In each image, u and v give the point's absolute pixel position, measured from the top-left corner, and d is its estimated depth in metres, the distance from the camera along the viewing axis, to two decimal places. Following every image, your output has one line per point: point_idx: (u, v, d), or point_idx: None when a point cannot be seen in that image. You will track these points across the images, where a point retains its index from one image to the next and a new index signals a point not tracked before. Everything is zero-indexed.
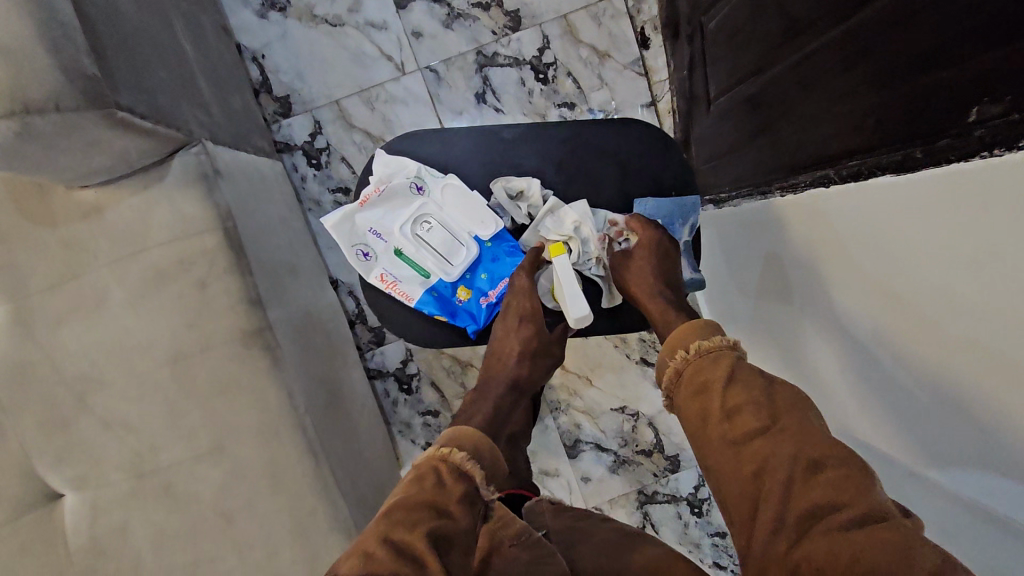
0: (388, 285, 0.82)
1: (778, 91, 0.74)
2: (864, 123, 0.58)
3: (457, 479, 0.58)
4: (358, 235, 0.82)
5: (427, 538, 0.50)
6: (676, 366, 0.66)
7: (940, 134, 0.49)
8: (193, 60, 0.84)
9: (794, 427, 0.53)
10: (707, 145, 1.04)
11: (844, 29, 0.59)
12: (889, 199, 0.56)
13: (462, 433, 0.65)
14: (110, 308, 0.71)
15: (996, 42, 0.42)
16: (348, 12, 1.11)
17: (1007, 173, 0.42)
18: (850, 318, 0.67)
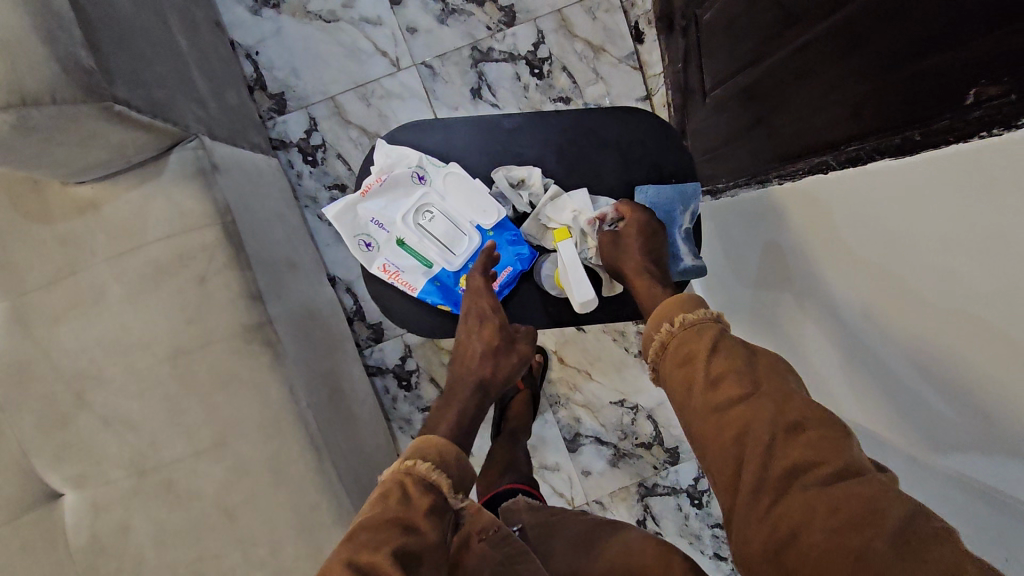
0: (391, 275, 0.82)
1: (773, 81, 0.75)
2: (861, 109, 0.59)
3: (424, 491, 0.55)
4: (360, 226, 0.82)
5: (393, 557, 0.47)
6: (660, 338, 0.65)
7: (938, 117, 0.50)
8: (188, 56, 0.84)
9: (775, 391, 0.53)
10: (703, 137, 1.04)
11: (837, 18, 0.59)
12: (887, 183, 0.56)
13: (426, 443, 0.62)
14: (108, 305, 0.71)
15: (992, 23, 0.43)
16: (343, 8, 1.11)
17: (1005, 150, 0.42)
18: (847, 304, 0.67)
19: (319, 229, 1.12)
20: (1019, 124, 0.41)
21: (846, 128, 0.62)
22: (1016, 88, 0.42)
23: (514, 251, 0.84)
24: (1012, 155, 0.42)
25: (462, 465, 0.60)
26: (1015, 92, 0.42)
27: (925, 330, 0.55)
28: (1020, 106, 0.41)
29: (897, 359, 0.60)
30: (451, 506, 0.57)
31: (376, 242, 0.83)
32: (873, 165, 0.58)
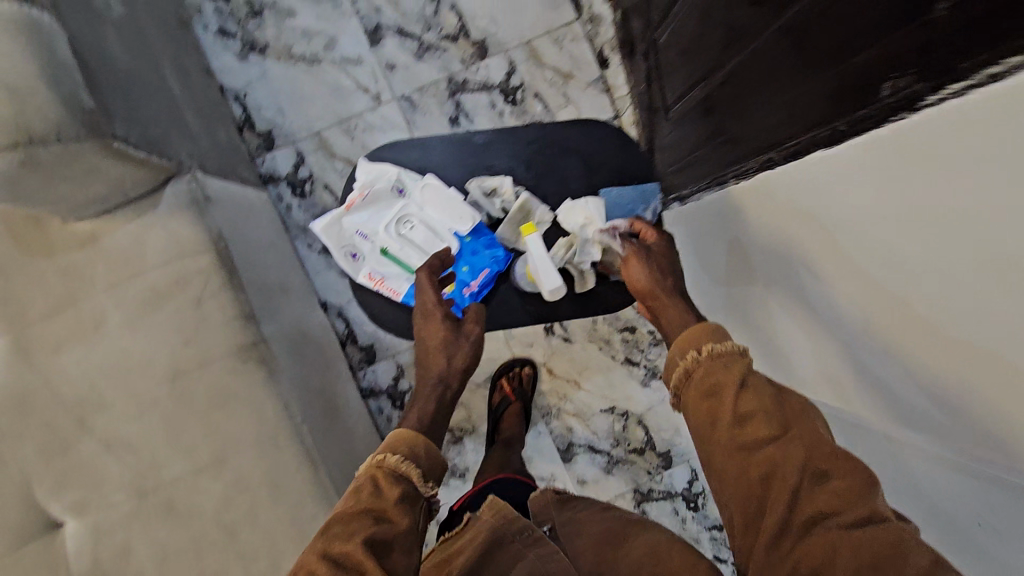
0: (377, 282, 1.09)
1: (724, 90, 0.82)
2: (794, 108, 0.65)
3: (394, 483, 0.58)
4: (347, 239, 1.06)
5: (365, 545, 0.50)
6: (686, 365, 0.68)
7: (854, 110, 0.56)
8: (180, 98, 0.90)
9: (804, 434, 0.55)
10: (669, 149, 1.11)
11: (765, 30, 0.66)
12: (829, 172, 0.62)
13: (399, 436, 0.64)
14: (108, 333, 0.75)
15: (879, 30, 0.49)
16: (325, 50, 1.18)
17: (913, 131, 0.49)
18: (808, 289, 0.72)
19: (309, 258, 1.17)
20: (916, 108, 0.48)
21: (790, 127, 0.67)
22: (919, 77, 0.47)
23: (489, 254, 1.06)
24: (925, 137, 0.47)
25: (431, 454, 0.63)
26: (919, 81, 0.47)
27: (874, 300, 0.60)
28: (915, 94, 0.48)
29: (857, 334, 0.65)
30: (422, 493, 0.60)
31: (361, 251, 1.08)
32: (816, 154, 0.64)
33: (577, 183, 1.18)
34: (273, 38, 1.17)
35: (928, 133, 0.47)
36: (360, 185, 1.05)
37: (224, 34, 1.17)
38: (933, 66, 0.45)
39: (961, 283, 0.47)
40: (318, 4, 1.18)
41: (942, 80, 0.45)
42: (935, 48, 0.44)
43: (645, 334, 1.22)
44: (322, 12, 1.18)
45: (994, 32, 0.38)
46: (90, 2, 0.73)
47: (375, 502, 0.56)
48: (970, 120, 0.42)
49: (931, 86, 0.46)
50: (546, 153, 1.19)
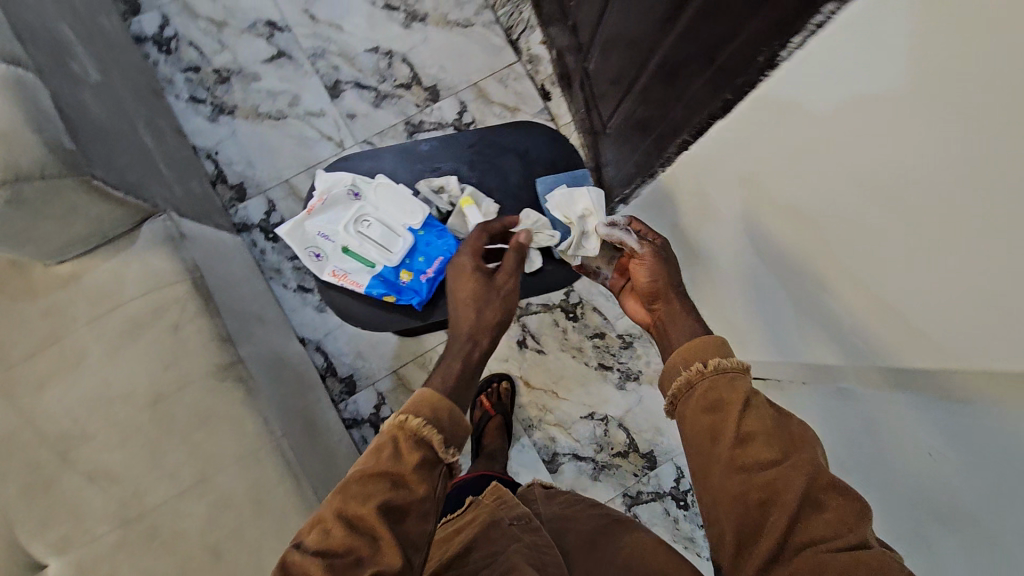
0: (340, 278, 0.85)
1: (643, 93, 0.93)
2: (693, 93, 0.76)
3: (414, 447, 0.57)
4: (308, 239, 0.85)
5: (379, 512, 0.53)
6: (689, 377, 0.63)
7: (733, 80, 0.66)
8: (153, 152, 0.98)
9: (804, 460, 0.53)
10: (611, 161, 1.21)
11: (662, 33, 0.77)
12: (728, 137, 0.72)
13: (428, 394, 0.62)
14: (90, 365, 0.78)
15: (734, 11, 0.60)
16: (289, 106, 1.28)
17: (785, 82, 0.58)
18: (739, 251, 0.80)
19: (285, 296, 1.22)
20: (775, 65, 0.59)
21: (694, 109, 0.76)
22: (775, 39, 0.57)
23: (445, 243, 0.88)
24: (788, 86, 0.58)
25: (457, 420, 0.60)
26: (776, 42, 0.57)
27: (792, 243, 0.67)
28: (769, 55, 0.59)
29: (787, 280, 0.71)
30: (442, 460, 0.59)
31: (324, 251, 0.87)
32: (721, 121, 0.73)
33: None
34: (240, 100, 1.27)
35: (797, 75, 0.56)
36: (319, 188, 0.87)
37: (195, 101, 1.27)
38: (782, 27, 0.55)
39: (837, 200, 0.57)
40: (281, 67, 1.29)
41: (790, 35, 0.55)
42: (780, 14, 0.54)
43: (614, 339, 1.27)
44: (285, 74, 1.29)
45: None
46: (69, 69, 0.82)
47: (394, 464, 0.56)
48: (836, 50, 0.50)
49: (785, 42, 0.56)
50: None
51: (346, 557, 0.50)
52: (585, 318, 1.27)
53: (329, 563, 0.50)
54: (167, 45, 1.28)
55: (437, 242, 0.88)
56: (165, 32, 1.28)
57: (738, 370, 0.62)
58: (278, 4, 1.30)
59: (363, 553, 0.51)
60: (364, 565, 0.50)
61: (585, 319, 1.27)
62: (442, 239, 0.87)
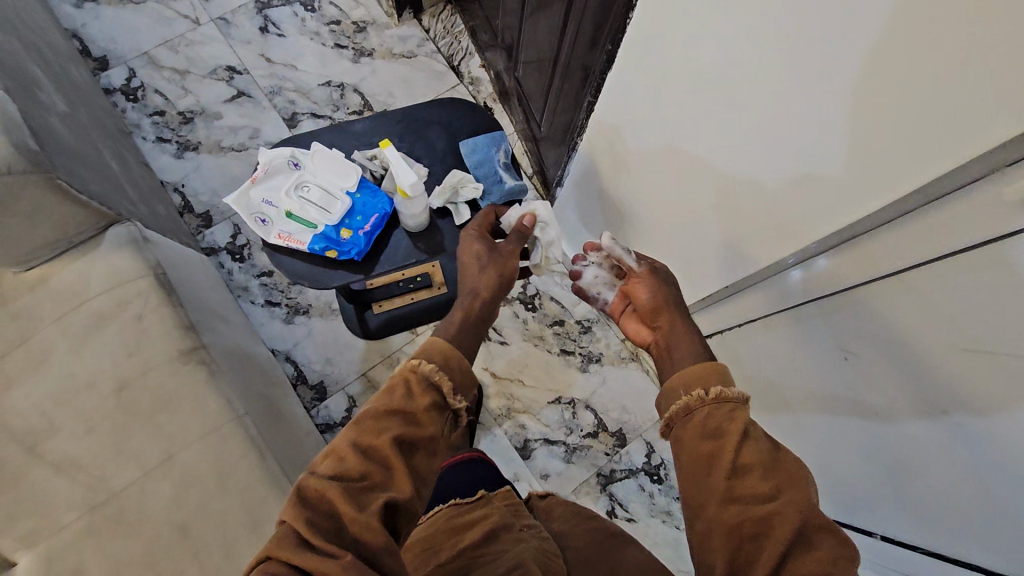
0: (284, 239, 0.80)
1: (566, 81, 1.04)
2: (597, 57, 0.87)
3: (426, 390, 0.62)
4: (252, 205, 0.81)
5: (394, 445, 0.57)
6: (688, 402, 0.62)
7: (615, 30, 0.79)
8: (119, 174, 1.06)
9: (798, 499, 0.54)
10: (551, 158, 1.30)
11: (575, 13, 0.90)
12: (620, 86, 0.82)
13: (440, 344, 0.66)
14: (58, 360, 0.81)
15: None
16: (250, 139, 1.38)
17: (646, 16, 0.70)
18: (659, 188, 0.88)
19: (253, 311, 1.27)
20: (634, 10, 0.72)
21: (597, 65, 0.87)
22: None
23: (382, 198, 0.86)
24: (647, 24, 0.71)
25: (464, 367, 0.65)
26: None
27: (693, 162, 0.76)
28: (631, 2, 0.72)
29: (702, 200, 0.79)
30: (448, 405, 0.63)
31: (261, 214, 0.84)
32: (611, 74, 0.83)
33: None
34: (204, 137, 1.37)
35: (653, 8, 0.68)
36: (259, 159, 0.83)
37: (161, 141, 1.36)
38: None
39: (710, 97, 0.67)
40: (241, 105, 1.40)
41: None
42: None
43: (573, 325, 1.32)
44: (245, 111, 1.40)
45: None
46: (38, 97, 0.91)
47: (405, 403, 0.61)
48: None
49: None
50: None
51: (360, 482, 0.54)
52: (544, 308, 1.33)
53: (343, 485, 0.53)
54: (134, 94, 1.38)
55: (373, 201, 0.84)
56: (132, 83, 1.39)
57: (737, 399, 0.61)
58: (236, 51, 1.43)
59: (377, 479, 0.55)
60: (376, 491, 0.55)
61: (544, 309, 1.33)
62: (377, 196, 0.84)
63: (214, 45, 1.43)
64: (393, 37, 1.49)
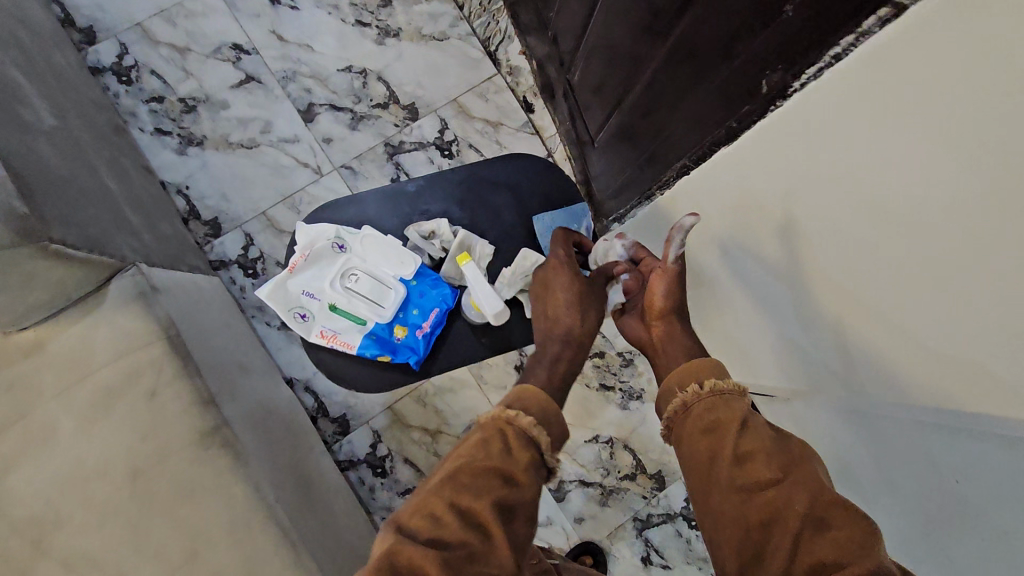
0: (328, 338, 1.11)
1: (641, 110, 0.84)
2: (705, 116, 0.69)
3: (522, 445, 0.63)
4: (294, 299, 1.10)
5: (493, 508, 0.56)
6: (685, 399, 0.65)
7: (744, 104, 0.61)
8: (118, 195, 0.91)
9: (804, 479, 0.54)
10: (603, 177, 1.12)
11: (671, 43, 0.69)
12: (740, 160, 0.67)
13: (528, 394, 0.68)
14: (61, 441, 0.72)
15: (759, 28, 0.54)
16: (262, 133, 1.22)
17: (795, 114, 0.55)
18: (745, 272, 0.76)
19: (269, 335, 1.16)
20: (791, 93, 0.55)
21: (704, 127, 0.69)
22: (785, 66, 0.54)
23: (435, 291, 1.13)
24: (802, 114, 0.55)
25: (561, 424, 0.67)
26: (784, 68, 0.54)
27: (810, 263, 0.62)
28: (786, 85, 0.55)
29: (814, 307, 0.65)
30: (546, 461, 0.64)
31: (310, 311, 1.11)
32: (727, 147, 0.67)
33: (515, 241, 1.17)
34: (210, 130, 1.21)
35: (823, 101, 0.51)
36: (301, 247, 1.10)
37: (160, 133, 1.20)
38: (795, 55, 0.52)
39: (851, 223, 0.54)
40: (251, 92, 1.23)
41: (806, 66, 0.52)
42: (789, 44, 0.52)
43: (614, 357, 1.28)
44: (255, 100, 1.23)
45: (847, 20, 0.45)
46: (19, 116, 0.75)
47: (504, 461, 0.60)
48: (856, 78, 0.47)
49: (816, 60, 0.50)
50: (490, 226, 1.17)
51: (460, 551, 0.52)
52: None
53: (444, 555, 0.51)
54: (127, 75, 1.21)
55: (430, 293, 1.13)
56: (125, 61, 1.21)
57: (733, 391, 0.64)
58: (244, 26, 1.24)
59: (477, 548, 0.53)
60: (478, 561, 0.52)
61: None
62: (433, 289, 1.12)
63: (218, 17, 1.24)
64: (422, 14, 1.29)
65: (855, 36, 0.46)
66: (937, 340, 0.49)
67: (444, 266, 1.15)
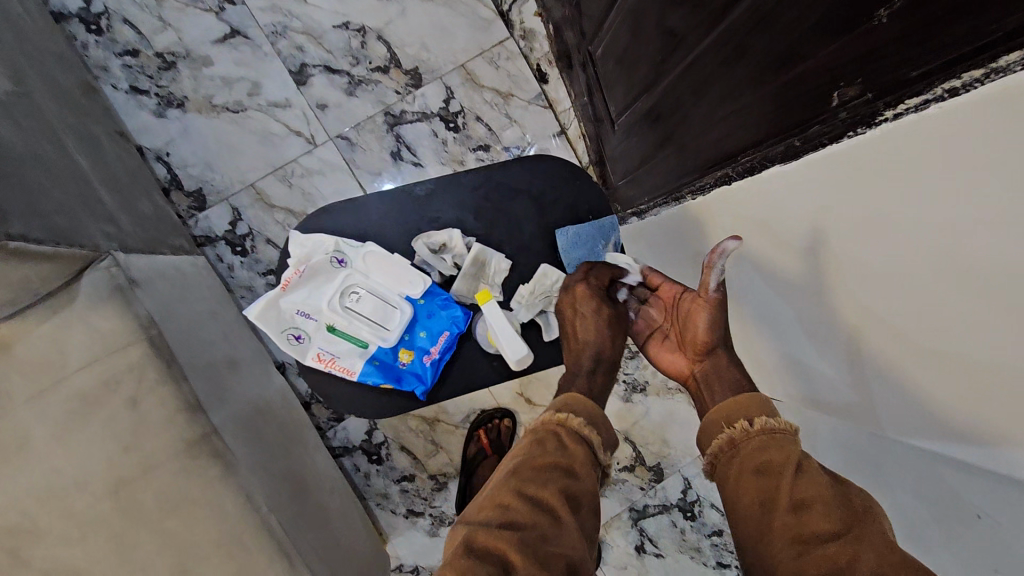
0: (326, 362, 1.03)
1: (671, 102, 0.74)
2: (749, 122, 0.59)
3: (578, 442, 0.60)
4: (287, 320, 1.00)
5: (559, 497, 0.54)
6: (732, 435, 0.59)
7: (809, 122, 0.51)
8: (90, 171, 0.83)
9: (873, 535, 0.46)
10: (620, 161, 1.02)
11: (719, 31, 0.56)
12: (783, 185, 0.58)
13: (577, 399, 0.65)
14: (36, 448, 0.66)
15: (835, 32, 0.43)
16: (249, 96, 1.11)
17: (873, 147, 0.44)
18: (763, 301, 0.69)
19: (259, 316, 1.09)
20: (875, 122, 0.44)
21: (749, 137, 0.60)
22: (872, 89, 0.43)
23: (444, 312, 1.06)
24: (876, 151, 0.44)
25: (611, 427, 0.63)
26: (870, 91, 0.43)
27: (838, 304, 0.55)
28: (873, 106, 0.43)
29: (831, 349, 0.59)
30: (600, 461, 0.61)
31: (305, 332, 1.02)
32: (779, 168, 0.58)
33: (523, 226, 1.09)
34: (191, 90, 1.10)
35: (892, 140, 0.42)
36: (294, 262, 1.01)
37: (136, 91, 1.09)
38: (888, 80, 0.41)
39: (906, 283, 0.45)
40: (236, 48, 1.11)
41: (903, 93, 0.41)
42: (877, 64, 0.41)
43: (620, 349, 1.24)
44: (241, 57, 1.11)
45: (970, 46, 0.34)
46: None
47: (561, 456, 0.58)
48: (974, 119, 0.36)
49: (908, 88, 0.40)
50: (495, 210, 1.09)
51: (532, 531, 0.50)
52: None
53: (519, 537, 0.50)
54: (97, 24, 1.08)
55: (440, 316, 1.06)
56: (94, 8, 1.08)
57: (786, 430, 0.56)
58: None
59: (547, 530, 0.51)
60: (552, 544, 0.50)
61: None
62: (443, 311, 1.05)
63: None
64: None
65: (984, 70, 0.35)
66: (949, 415, 0.45)
67: (455, 284, 1.06)
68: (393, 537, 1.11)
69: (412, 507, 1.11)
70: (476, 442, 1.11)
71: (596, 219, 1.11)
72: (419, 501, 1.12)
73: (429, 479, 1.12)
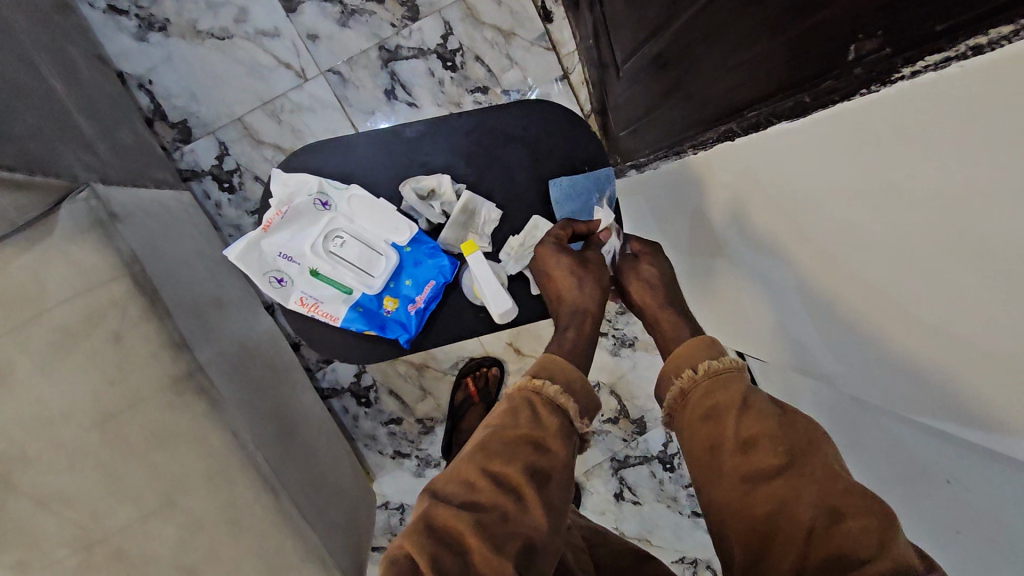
0: (311, 308, 1.00)
1: (679, 49, 0.70)
2: (760, 74, 0.56)
3: (552, 412, 0.55)
4: (270, 263, 0.99)
5: (525, 473, 0.49)
6: (682, 386, 0.57)
7: (822, 77, 0.48)
8: (66, 96, 0.79)
9: (815, 466, 0.45)
10: (623, 111, 0.98)
11: None
12: (788, 143, 0.55)
13: (555, 360, 0.60)
14: (19, 379, 0.66)
15: None
16: (235, 23, 1.05)
17: (886, 106, 0.41)
18: (757, 263, 0.68)
19: None
20: (892, 80, 0.41)
21: (756, 90, 0.57)
22: (892, 42, 0.39)
23: (432, 261, 1.04)
24: (890, 112, 0.41)
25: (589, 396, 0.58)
26: (890, 45, 0.40)
27: (836, 272, 0.53)
28: (891, 61, 0.40)
29: (823, 314, 0.58)
30: (576, 428, 0.57)
31: (288, 276, 1.01)
32: (785, 123, 0.55)
33: (520, 174, 1.06)
34: (173, 13, 1.04)
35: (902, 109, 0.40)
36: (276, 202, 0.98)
37: (115, 12, 1.03)
38: (910, 34, 0.37)
39: (910, 255, 0.43)
40: None
41: (923, 49, 0.37)
42: (901, 15, 0.37)
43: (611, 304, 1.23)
44: None
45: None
46: None
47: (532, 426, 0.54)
48: (991, 82, 0.32)
49: (928, 43, 0.36)
50: (489, 156, 1.06)
51: (491, 511, 0.47)
52: None
53: (477, 517, 0.46)
54: None
55: (427, 266, 1.03)
56: None
57: (731, 369, 0.55)
58: None
59: (509, 509, 0.47)
60: (513, 524, 0.47)
61: None
62: (431, 259, 1.03)
63: None
64: None
65: (1014, 27, 0.31)
66: (950, 388, 0.44)
67: (443, 232, 1.04)
68: (380, 476, 1.14)
69: (399, 448, 1.14)
70: (460, 389, 1.12)
71: (590, 170, 1.05)
72: (407, 444, 1.15)
73: (416, 423, 1.14)
